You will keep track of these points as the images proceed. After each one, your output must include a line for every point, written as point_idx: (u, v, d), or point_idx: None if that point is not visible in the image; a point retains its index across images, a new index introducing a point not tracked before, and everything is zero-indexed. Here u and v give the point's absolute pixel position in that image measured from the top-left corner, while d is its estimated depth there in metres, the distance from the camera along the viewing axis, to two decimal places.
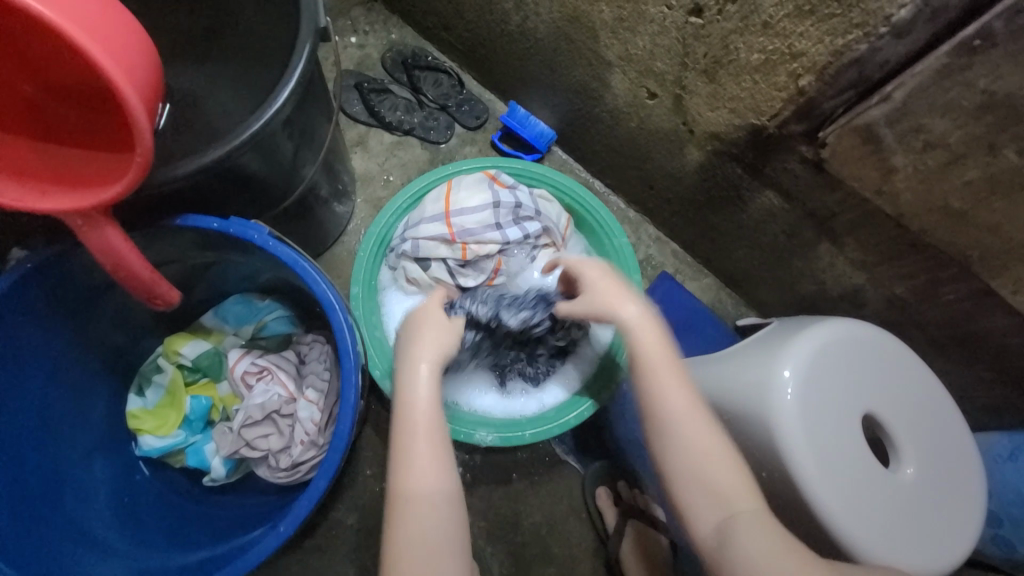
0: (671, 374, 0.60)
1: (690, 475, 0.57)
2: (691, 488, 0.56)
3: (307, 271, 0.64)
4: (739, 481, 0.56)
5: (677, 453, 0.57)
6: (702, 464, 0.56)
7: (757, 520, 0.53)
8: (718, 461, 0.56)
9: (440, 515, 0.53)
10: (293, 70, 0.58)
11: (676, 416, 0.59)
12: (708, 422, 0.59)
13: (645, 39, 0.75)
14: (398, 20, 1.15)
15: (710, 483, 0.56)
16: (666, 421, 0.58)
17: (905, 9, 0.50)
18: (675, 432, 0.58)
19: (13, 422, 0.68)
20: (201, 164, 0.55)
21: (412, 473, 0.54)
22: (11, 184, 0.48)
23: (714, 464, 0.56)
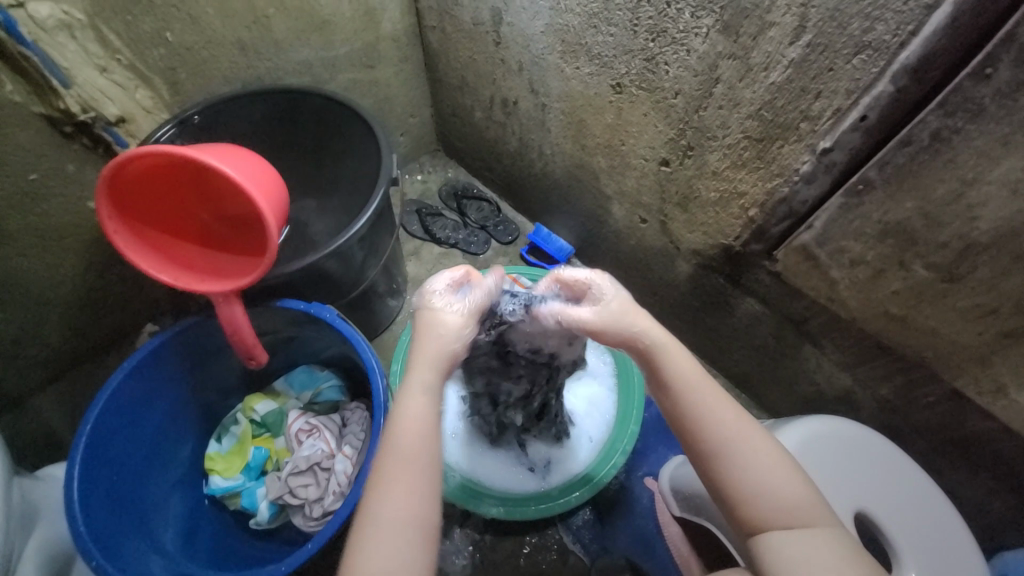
0: (703, 385, 0.61)
1: (771, 494, 0.54)
2: (751, 503, 0.54)
3: (363, 346, 0.83)
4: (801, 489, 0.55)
5: (740, 473, 0.56)
6: (747, 453, 0.56)
7: (833, 543, 0.51)
8: (748, 438, 0.57)
9: (403, 548, 0.49)
10: (371, 205, 0.85)
11: (721, 426, 0.58)
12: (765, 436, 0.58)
13: (632, 180, 0.97)
14: (454, 163, 1.49)
15: (779, 511, 0.54)
16: (711, 438, 0.58)
17: (806, 164, 0.68)
18: (731, 451, 0.57)
19: (136, 433, 0.84)
20: (300, 266, 0.80)
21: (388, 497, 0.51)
22: (187, 274, 0.75)
23: (787, 490, 0.54)
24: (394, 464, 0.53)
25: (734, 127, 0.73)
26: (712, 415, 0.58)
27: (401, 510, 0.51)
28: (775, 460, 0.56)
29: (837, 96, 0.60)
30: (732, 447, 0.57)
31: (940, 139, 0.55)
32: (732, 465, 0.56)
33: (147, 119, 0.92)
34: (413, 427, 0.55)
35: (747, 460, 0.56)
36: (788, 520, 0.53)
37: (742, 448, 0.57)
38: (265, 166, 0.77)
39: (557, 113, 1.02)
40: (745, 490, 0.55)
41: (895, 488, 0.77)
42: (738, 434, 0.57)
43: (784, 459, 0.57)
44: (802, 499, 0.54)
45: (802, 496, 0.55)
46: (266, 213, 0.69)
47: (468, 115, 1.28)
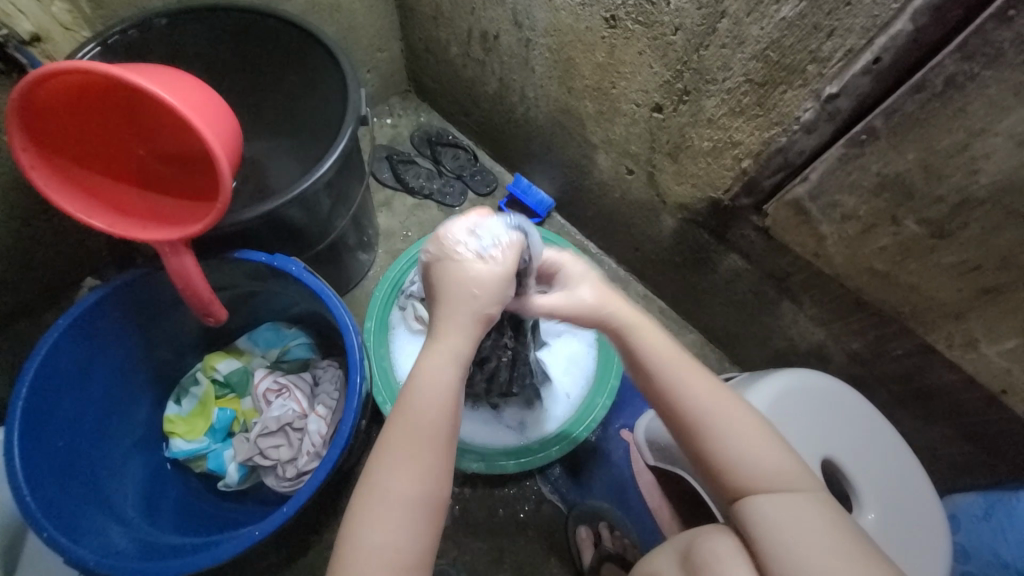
0: (678, 360, 0.59)
1: (758, 464, 0.54)
2: (738, 475, 0.54)
3: (333, 301, 0.77)
4: (784, 457, 0.55)
5: (723, 445, 0.54)
6: (728, 426, 0.55)
7: (815, 507, 0.51)
8: (728, 410, 0.56)
9: (415, 525, 0.49)
10: (338, 145, 0.76)
11: (700, 399, 0.56)
12: (744, 407, 0.57)
13: (621, 128, 0.91)
14: (426, 106, 1.38)
15: (759, 478, 0.53)
16: (694, 413, 0.56)
17: (808, 112, 0.64)
18: (714, 424, 0.55)
19: (83, 398, 0.77)
20: (259, 213, 0.72)
21: (398, 471, 0.49)
22: (124, 220, 0.66)
23: (769, 458, 0.54)
24: (397, 433, 0.51)
25: (736, 69, 0.68)
26: (690, 391, 0.57)
27: (409, 482, 0.49)
28: (754, 430, 0.55)
29: (851, 35, 0.56)
30: (713, 420, 0.55)
31: (953, 85, 0.53)
32: (712, 436, 0.55)
33: (67, 38, 0.78)
34: (437, 387, 0.51)
35: (723, 431, 0.55)
36: (769, 487, 0.53)
37: (721, 419, 0.55)
38: (210, 92, 0.66)
39: (542, 50, 0.93)
40: (732, 462, 0.54)
41: (861, 436, 0.80)
42: (716, 405, 0.56)
43: (763, 427, 0.56)
44: (784, 466, 0.54)
45: (784, 463, 0.54)
46: (215, 149, 0.60)
47: (443, 51, 1.17)
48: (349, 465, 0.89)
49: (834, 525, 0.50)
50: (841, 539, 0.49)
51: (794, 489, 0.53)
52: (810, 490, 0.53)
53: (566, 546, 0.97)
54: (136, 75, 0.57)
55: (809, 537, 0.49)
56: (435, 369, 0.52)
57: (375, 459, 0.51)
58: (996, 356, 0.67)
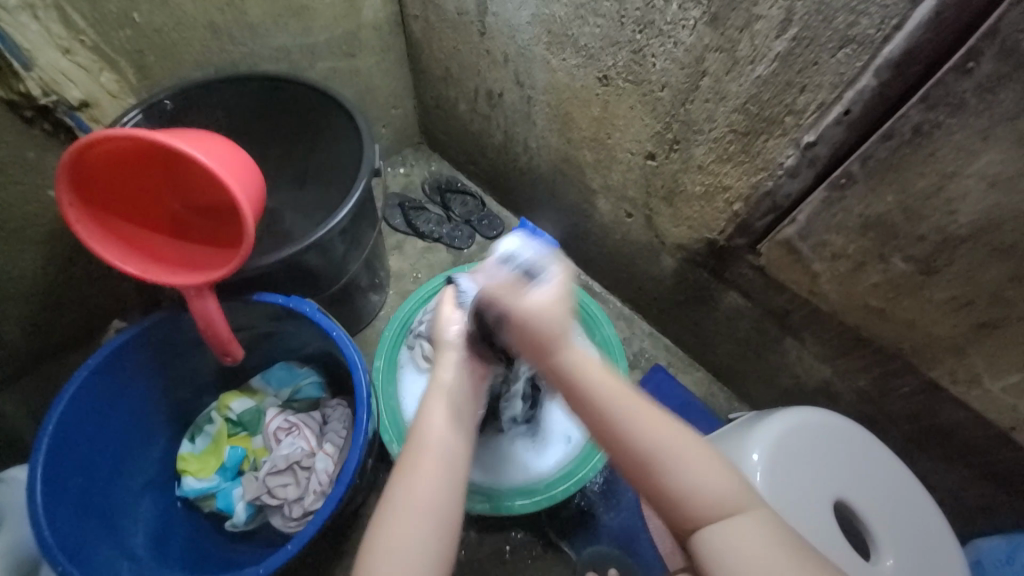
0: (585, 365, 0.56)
1: (714, 496, 0.51)
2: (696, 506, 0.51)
3: (344, 341, 0.81)
4: (731, 488, 0.52)
5: (677, 472, 0.52)
6: (643, 443, 0.53)
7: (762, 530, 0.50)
8: (636, 423, 0.54)
9: (423, 561, 0.48)
10: (352, 195, 0.82)
11: (626, 417, 0.54)
12: (661, 425, 0.54)
13: (618, 174, 0.96)
14: (437, 157, 1.46)
15: (710, 503, 0.51)
16: (621, 430, 0.54)
17: (790, 158, 0.68)
18: (644, 443, 0.53)
19: (104, 435, 0.80)
20: (278, 258, 0.77)
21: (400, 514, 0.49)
22: (156, 266, 0.71)
23: (717, 483, 0.52)
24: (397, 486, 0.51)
25: (720, 121, 0.73)
26: (602, 401, 0.55)
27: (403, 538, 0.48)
28: (700, 459, 0.53)
29: (822, 90, 0.61)
30: (647, 446, 0.53)
31: (921, 133, 0.56)
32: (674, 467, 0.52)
33: (113, 104, 0.88)
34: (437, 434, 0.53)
35: (680, 461, 0.52)
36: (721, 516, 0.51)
37: (669, 446, 0.53)
38: (239, 151, 0.73)
39: (542, 105, 1.01)
40: (687, 492, 0.52)
41: (872, 476, 0.79)
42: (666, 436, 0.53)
43: (703, 454, 0.53)
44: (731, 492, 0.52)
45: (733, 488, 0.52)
46: (241, 200, 0.66)
47: (452, 107, 1.26)
48: (355, 505, 0.90)
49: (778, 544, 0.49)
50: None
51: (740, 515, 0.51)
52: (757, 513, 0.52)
53: None
54: (176, 139, 0.64)
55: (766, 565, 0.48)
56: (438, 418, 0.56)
57: (388, 506, 0.50)
58: (1002, 392, 0.67)
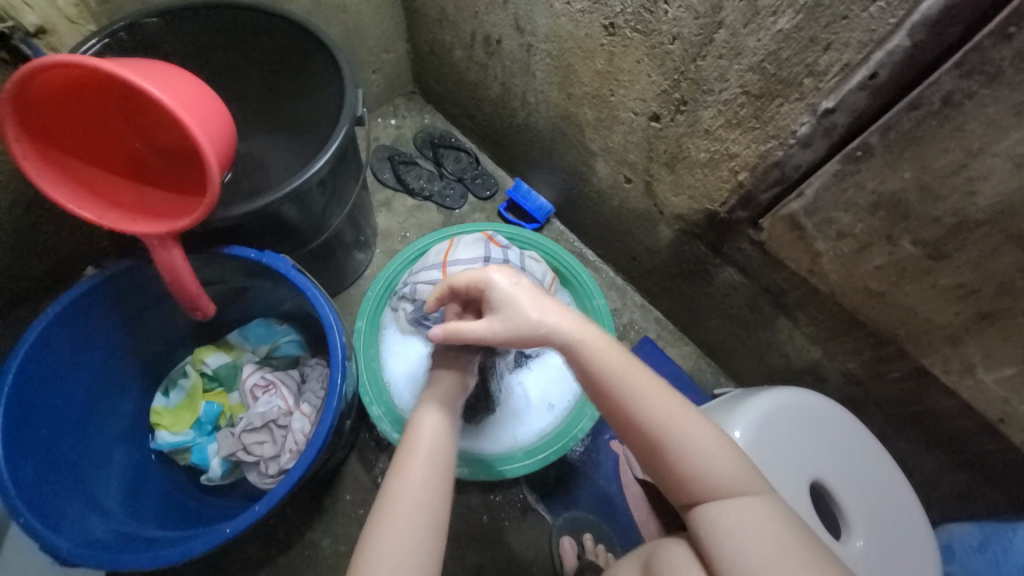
0: (619, 358, 0.58)
1: (720, 478, 0.54)
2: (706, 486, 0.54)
3: (319, 301, 0.77)
4: (742, 472, 0.55)
5: (691, 453, 0.55)
6: (670, 426, 0.55)
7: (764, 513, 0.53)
8: (659, 412, 0.56)
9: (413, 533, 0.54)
10: (331, 144, 0.76)
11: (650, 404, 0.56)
12: (687, 412, 0.56)
13: (619, 136, 0.90)
14: (431, 108, 1.38)
15: (715, 483, 0.54)
16: (642, 417, 0.56)
17: (804, 126, 0.63)
18: (665, 429, 0.55)
19: (72, 386, 0.79)
20: (250, 209, 0.72)
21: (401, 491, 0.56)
22: (115, 212, 0.66)
23: (722, 464, 0.54)
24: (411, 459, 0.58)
25: (733, 80, 0.67)
26: (628, 390, 0.56)
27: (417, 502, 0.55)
28: (702, 439, 0.55)
29: (848, 49, 0.55)
30: (666, 429, 0.55)
31: (951, 103, 0.51)
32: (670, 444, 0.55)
33: (73, 32, 0.80)
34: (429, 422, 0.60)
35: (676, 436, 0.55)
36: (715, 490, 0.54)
37: (672, 425, 0.55)
38: (203, 88, 0.66)
39: (543, 56, 0.93)
40: (697, 475, 0.54)
41: (850, 459, 0.79)
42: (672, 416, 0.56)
43: (720, 439, 0.56)
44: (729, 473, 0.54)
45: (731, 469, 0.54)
46: (203, 145, 0.60)
47: (447, 54, 1.17)
48: (334, 463, 0.89)
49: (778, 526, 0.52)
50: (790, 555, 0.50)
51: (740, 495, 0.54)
52: (764, 496, 0.54)
53: (548, 555, 0.96)
54: (127, 71, 0.57)
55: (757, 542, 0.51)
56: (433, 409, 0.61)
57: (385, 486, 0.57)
58: (994, 384, 0.65)
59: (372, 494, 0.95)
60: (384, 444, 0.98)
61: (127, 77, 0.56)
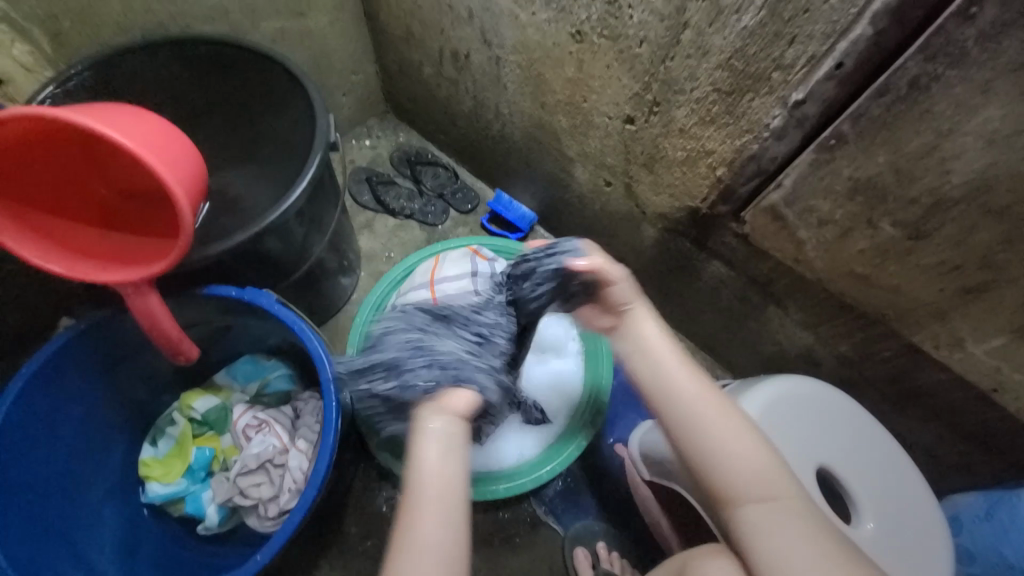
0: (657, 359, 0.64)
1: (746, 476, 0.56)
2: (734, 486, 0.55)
3: (307, 334, 0.75)
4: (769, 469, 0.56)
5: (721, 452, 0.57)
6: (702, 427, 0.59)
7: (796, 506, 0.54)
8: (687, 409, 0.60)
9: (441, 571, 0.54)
10: (306, 173, 0.75)
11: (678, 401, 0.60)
12: (716, 408, 0.60)
13: (595, 140, 0.91)
14: (405, 126, 1.37)
15: (744, 481, 0.55)
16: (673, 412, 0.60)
17: (777, 119, 0.64)
18: (694, 427, 0.59)
19: (53, 447, 0.75)
20: (227, 246, 0.70)
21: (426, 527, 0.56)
22: (85, 261, 0.64)
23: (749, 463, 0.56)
24: (433, 503, 0.57)
25: (703, 79, 0.67)
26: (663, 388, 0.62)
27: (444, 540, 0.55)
28: (726, 432, 0.58)
29: (812, 41, 0.56)
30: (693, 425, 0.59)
31: (917, 87, 0.52)
32: (713, 443, 0.58)
33: (29, 80, 0.79)
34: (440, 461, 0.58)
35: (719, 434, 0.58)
36: (753, 484, 0.55)
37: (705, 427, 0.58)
38: (168, 127, 0.64)
39: (513, 67, 0.93)
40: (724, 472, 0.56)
41: (852, 442, 0.79)
42: (716, 419, 0.59)
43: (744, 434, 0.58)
44: (769, 468, 0.56)
45: (769, 466, 0.57)
46: (172, 184, 0.58)
47: (417, 71, 1.17)
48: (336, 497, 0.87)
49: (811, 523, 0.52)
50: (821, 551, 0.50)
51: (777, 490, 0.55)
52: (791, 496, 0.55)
53: (563, 568, 0.95)
54: (85, 116, 0.55)
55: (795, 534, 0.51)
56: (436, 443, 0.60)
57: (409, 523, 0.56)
58: (984, 355, 0.66)
59: (379, 524, 0.93)
60: (385, 471, 0.96)
61: (86, 122, 0.54)
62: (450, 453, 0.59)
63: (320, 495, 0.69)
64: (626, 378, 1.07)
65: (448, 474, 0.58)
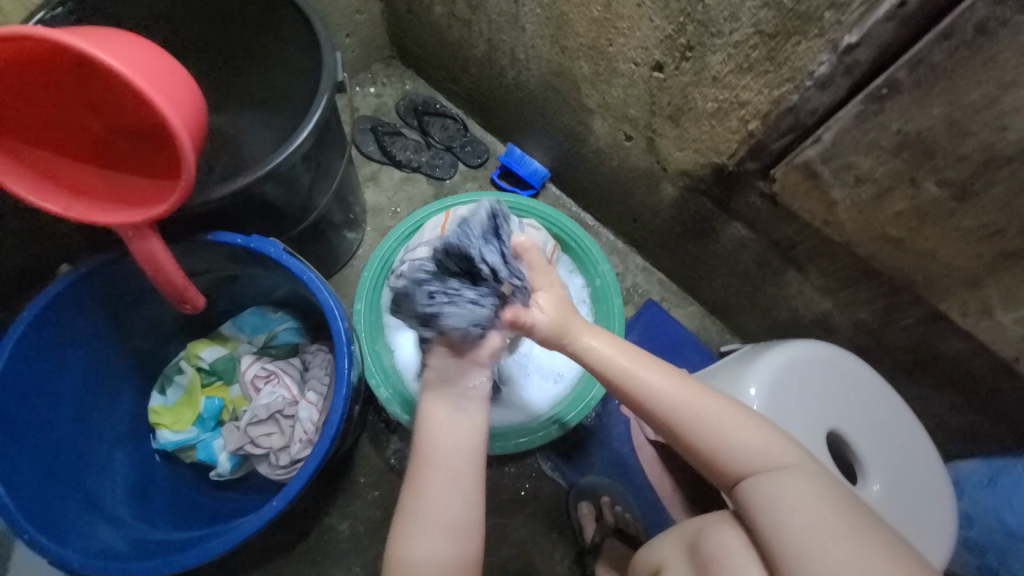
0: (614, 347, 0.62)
1: (750, 456, 0.55)
2: (741, 465, 0.55)
3: (316, 284, 0.73)
4: (771, 444, 0.56)
5: (725, 436, 0.56)
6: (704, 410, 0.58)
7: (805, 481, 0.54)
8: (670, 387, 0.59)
9: (441, 538, 0.57)
10: (312, 114, 0.70)
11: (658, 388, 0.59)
12: (694, 387, 0.59)
13: (618, 90, 0.85)
14: (412, 73, 1.29)
15: (748, 460, 0.55)
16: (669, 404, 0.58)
17: (823, 66, 0.59)
18: (696, 414, 0.57)
19: (61, 393, 0.75)
20: (231, 191, 0.67)
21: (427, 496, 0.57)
22: (83, 201, 0.61)
23: (749, 442, 0.56)
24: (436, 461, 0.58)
25: (745, 20, 0.62)
26: (643, 380, 0.59)
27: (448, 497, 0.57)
28: (717, 406, 0.58)
29: None
30: (697, 413, 0.57)
31: (988, 30, 0.48)
32: (711, 438, 0.57)
33: (17, 8, 0.70)
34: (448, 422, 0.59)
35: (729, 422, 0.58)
36: (757, 466, 0.55)
37: (707, 409, 0.58)
38: (164, 55, 0.59)
39: (533, 5, 0.86)
40: (728, 453, 0.56)
41: (864, 407, 0.79)
42: (690, 395, 0.58)
43: (733, 407, 0.58)
44: (768, 444, 0.56)
45: (771, 442, 0.56)
46: (172, 119, 0.54)
47: (426, 10, 1.09)
48: (345, 448, 0.88)
49: (824, 496, 0.52)
50: (833, 526, 0.50)
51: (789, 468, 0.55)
52: (799, 471, 0.54)
53: (567, 522, 0.97)
54: (75, 38, 0.51)
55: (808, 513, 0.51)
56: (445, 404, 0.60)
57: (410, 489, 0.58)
58: (1013, 324, 0.65)
59: (387, 475, 0.94)
60: (394, 425, 0.97)
61: (78, 46, 0.50)
62: (457, 417, 0.59)
63: (332, 447, 0.69)
64: (638, 340, 1.09)
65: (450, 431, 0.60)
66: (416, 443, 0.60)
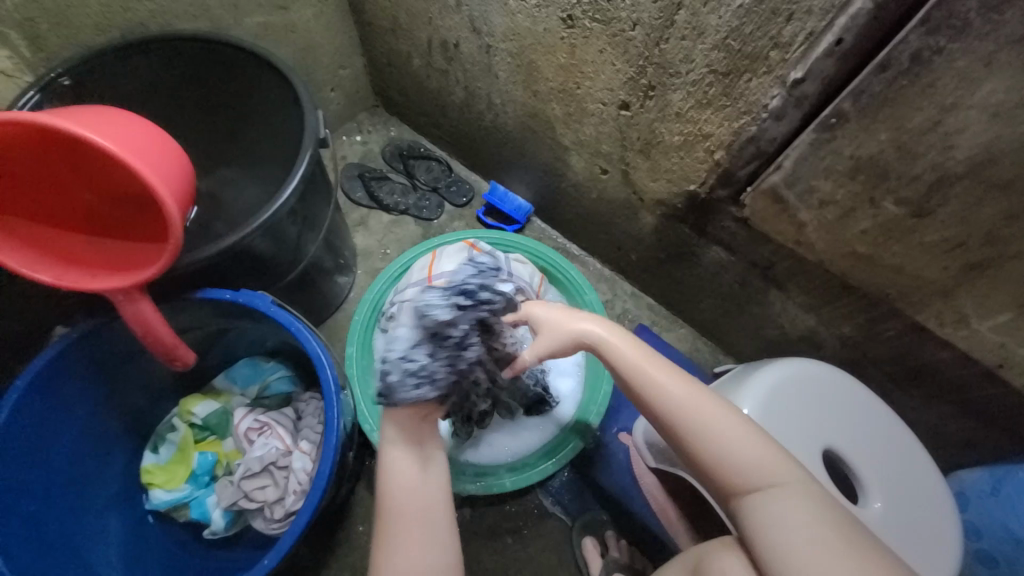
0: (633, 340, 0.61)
1: (751, 470, 0.53)
2: (744, 482, 0.53)
3: (304, 334, 0.74)
4: (772, 460, 0.54)
5: (726, 453, 0.54)
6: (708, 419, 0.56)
7: (808, 502, 0.51)
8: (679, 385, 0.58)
9: None
10: (297, 170, 0.73)
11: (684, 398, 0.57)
12: (711, 398, 0.57)
13: (590, 128, 0.89)
14: (396, 120, 1.35)
15: (749, 477, 0.53)
16: (678, 414, 0.57)
17: (775, 99, 0.63)
18: (703, 425, 0.56)
19: (53, 456, 0.75)
20: (218, 249, 0.69)
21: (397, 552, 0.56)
22: (74, 269, 0.63)
23: (756, 458, 0.54)
24: (401, 525, 0.57)
25: (699, 60, 0.66)
26: (666, 387, 0.58)
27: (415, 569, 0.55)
28: (726, 416, 0.56)
29: (810, 17, 0.55)
30: (697, 420, 0.56)
31: (920, 61, 0.51)
32: (714, 444, 0.55)
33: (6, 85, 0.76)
34: (405, 475, 0.59)
35: (717, 427, 0.55)
36: (757, 484, 0.53)
37: (712, 420, 0.56)
38: (153, 128, 0.63)
39: (503, 55, 0.92)
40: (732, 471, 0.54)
41: (857, 423, 0.79)
42: (700, 403, 0.56)
43: (745, 423, 0.56)
44: (766, 458, 0.54)
45: (772, 457, 0.54)
46: (158, 188, 0.57)
47: (406, 63, 1.14)
48: (341, 496, 0.86)
49: (821, 516, 0.50)
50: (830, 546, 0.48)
51: (776, 485, 0.52)
52: (800, 488, 0.52)
53: (572, 558, 0.95)
54: (66, 120, 0.54)
55: (792, 541, 0.49)
56: (403, 461, 0.59)
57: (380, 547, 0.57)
58: (988, 332, 0.66)
59: None
60: None
61: (68, 127, 0.53)
62: (420, 470, 0.60)
63: (324, 495, 0.68)
64: None
65: (420, 500, 0.58)
66: (382, 497, 0.59)
